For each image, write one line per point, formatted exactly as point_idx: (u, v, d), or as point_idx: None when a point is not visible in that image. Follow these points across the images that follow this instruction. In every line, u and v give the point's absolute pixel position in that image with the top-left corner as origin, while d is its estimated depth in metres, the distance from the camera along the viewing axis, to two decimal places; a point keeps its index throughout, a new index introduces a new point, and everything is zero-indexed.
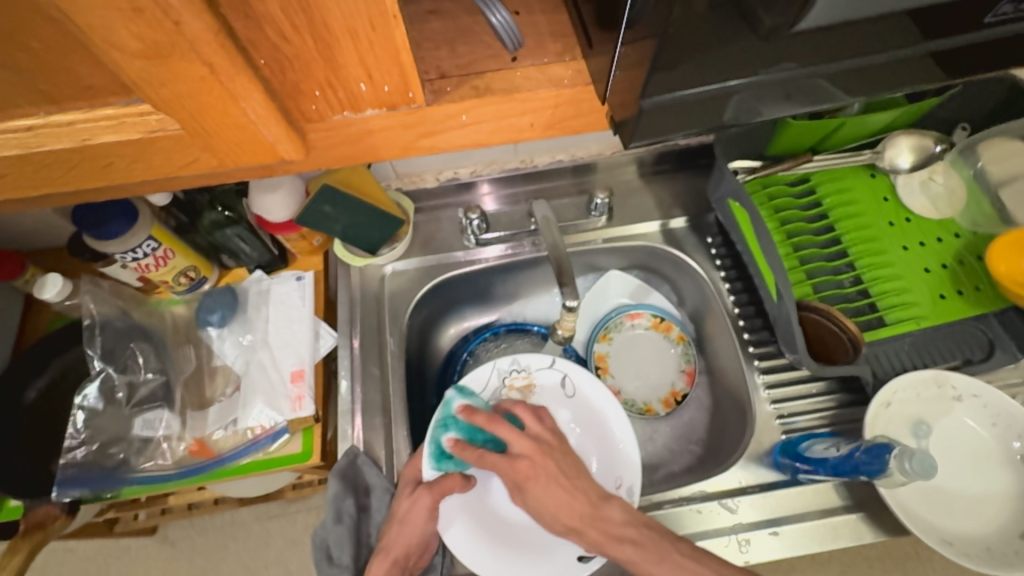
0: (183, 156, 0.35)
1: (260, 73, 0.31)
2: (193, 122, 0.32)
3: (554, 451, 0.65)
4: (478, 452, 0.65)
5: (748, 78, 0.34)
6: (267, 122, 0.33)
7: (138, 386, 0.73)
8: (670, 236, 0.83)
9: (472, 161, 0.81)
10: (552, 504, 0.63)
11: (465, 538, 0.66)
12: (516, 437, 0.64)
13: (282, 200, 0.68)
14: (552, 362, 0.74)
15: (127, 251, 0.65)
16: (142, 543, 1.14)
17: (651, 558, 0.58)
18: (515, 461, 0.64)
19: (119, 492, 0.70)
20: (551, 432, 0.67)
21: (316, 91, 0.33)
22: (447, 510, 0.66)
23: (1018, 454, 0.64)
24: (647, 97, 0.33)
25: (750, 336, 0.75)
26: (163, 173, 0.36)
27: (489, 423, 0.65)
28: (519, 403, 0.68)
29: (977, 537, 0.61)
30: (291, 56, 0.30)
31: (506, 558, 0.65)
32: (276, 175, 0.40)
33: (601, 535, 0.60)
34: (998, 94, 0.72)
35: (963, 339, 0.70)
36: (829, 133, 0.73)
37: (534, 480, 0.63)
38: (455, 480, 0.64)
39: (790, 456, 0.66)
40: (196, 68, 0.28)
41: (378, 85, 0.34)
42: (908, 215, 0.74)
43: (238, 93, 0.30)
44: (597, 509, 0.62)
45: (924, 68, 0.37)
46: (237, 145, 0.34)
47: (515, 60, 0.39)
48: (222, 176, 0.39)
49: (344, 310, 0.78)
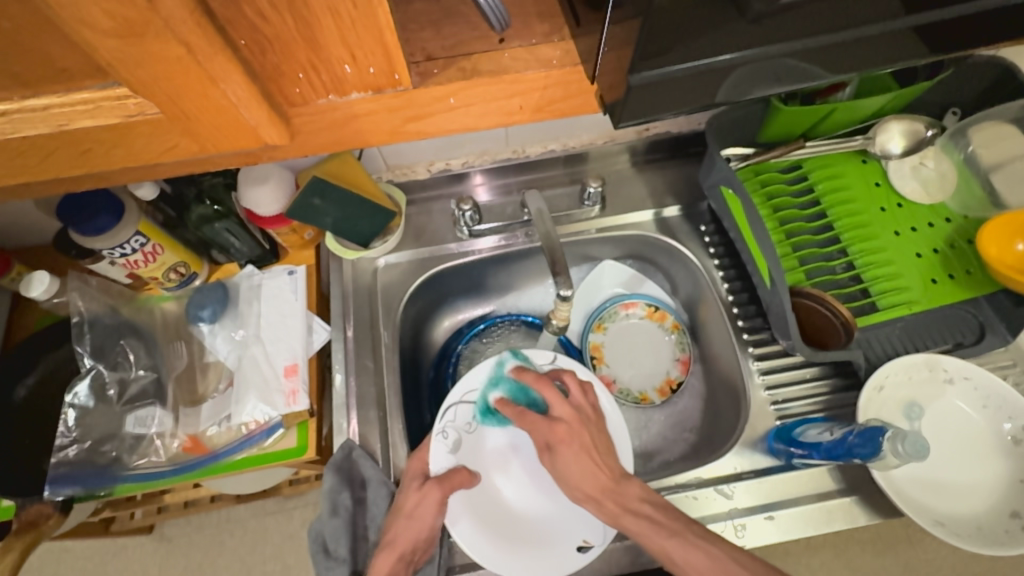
0: (163, 141, 0.34)
1: (240, 54, 0.30)
2: (172, 104, 0.31)
3: (589, 423, 0.66)
4: (517, 409, 0.67)
5: (740, 52, 0.34)
6: (248, 105, 0.32)
7: (128, 383, 0.72)
8: (663, 225, 0.82)
9: (463, 152, 0.81)
10: (577, 473, 0.63)
11: (474, 534, 0.64)
12: (558, 401, 0.66)
13: (271, 192, 0.67)
14: (554, 358, 0.73)
15: (115, 247, 0.64)
16: (139, 541, 1.14)
17: (662, 532, 0.59)
18: (554, 423, 0.64)
19: (112, 490, 0.69)
20: (592, 408, 0.67)
21: (299, 73, 0.33)
22: (455, 505, 0.66)
23: (1009, 435, 0.65)
24: (635, 73, 0.33)
25: (744, 324, 0.76)
26: (143, 160, 0.36)
27: (535, 383, 0.68)
28: (570, 373, 0.70)
29: (968, 517, 0.62)
30: (272, 35, 0.30)
31: (513, 551, 0.64)
32: (259, 161, 0.40)
33: (615, 511, 0.61)
34: (988, 78, 0.71)
35: (954, 322, 0.70)
36: (821, 119, 0.72)
37: (567, 445, 0.63)
38: (464, 475, 0.65)
39: (784, 441, 0.67)
40: (172, 48, 0.27)
41: (362, 67, 0.33)
42: (899, 200, 0.74)
43: (217, 74, 0.30)
44: (618, 485, 0.62)
45: (912, 42, 0.37)
46: (219, 130, 0.34)
47: (503, 41, 0.38)
48: (204, 163, 0.39)
49: (338, 304, 0.77)
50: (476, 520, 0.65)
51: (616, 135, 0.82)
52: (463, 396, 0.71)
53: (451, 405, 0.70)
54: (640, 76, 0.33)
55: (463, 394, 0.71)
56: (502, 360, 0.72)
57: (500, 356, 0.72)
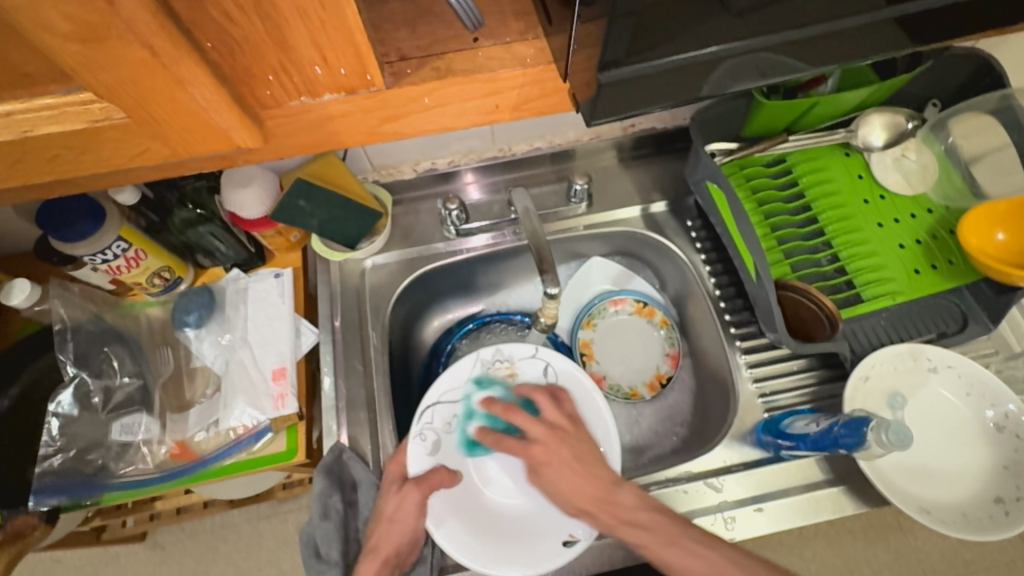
0: (132, 145, 0.34)
1: (208, 56, 0.30)
2: (139, 109, 0.31)
3: (568, 437, 0.66)
4: (496, 436, 0.69)
5: (723, 45, 0.34)
6: (218, 108, 0.32)
7: (114, 390, 0.71)
8: (650, 221, 0.83)
9: (449, 151, 0.80)
10: (566, 487, 0.63)
11: (458, 535, 0.64)
12: (530, 423, 0.67)
13: (255, 195, 0.67)
14: (536, 351, 0.72)
15: (96, 253, 0.63)
16: (132, 549, 1.13)
17: (659, 541, 0.59)
18: (530, 446, 0.66)
19: (99, 499, 0.69)
20: (570, 420, 0.68)
21: (270, 76, 0.33)
22: (437, 508, 0.65)
23: (991, 422, 0.66)
24: (605, 71, 0.33)
25: (732, 318, 0.76)
26: (114, 165, 0.35)
27: (506, 411, 0.69)
28: (538, 390, 0.69)
29: (953, 503, 0.63)
30: (239, 38, 0.29)
31: (496, 552, 0.64)
32: (235, 165, 0.39)
33: (613, 518, 0.61)
34: (967, 69, 0.72)
35: (937, 312, 0.71)
36: (804, 112, 0.73)
37: (547, 466, 0.65)
38: (443, 475, 0.66)
39: (772, 434, 0.67)
40: (135, 51, 0.27)
41: (333, 68, 0.33)
42: (882, 192, 0.75)
43: (184, 78, 0.29)
44: (610, 493, 0.62)
45: (881, 35, 0.37)
46: (189, 134, 0.34)
47: (477, 40, 0.38)
48: (179, 168, 0.38)
49: (325, 306, 0.77)
50: (458, 521, 0.65)
51: (601, 132, 0.82)
52: (440, 396, 0.71)
53: (427, 408, 0.70)
54: (614, 72, 0.33)
55: (441, 395, 0.71)
56: (482, 359, 0.72)
57: (477, 357, 0.72)
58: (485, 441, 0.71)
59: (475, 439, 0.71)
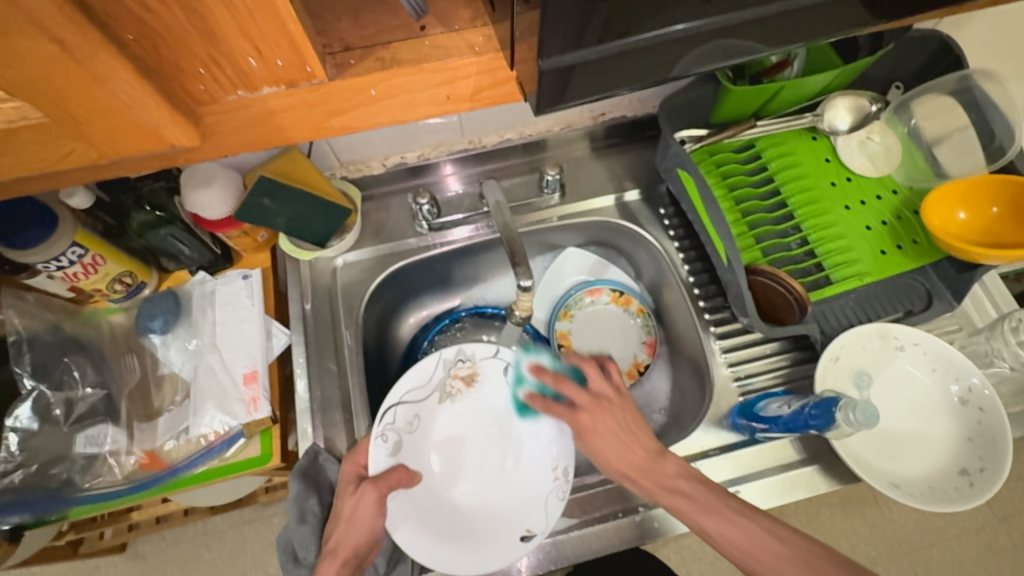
0: (56, 147, 0.33)
1: (129, 50, 0.29)
2: (56, 106, 0.30)
3: (614, 408, 0.65)
4: (545, 402, 0.68)
5: (694, 22, 0.33)
6: (144, 104, 0.31)
7: (76, 402, 0.69)
8: (624, 210, 0.83)
9: (419, 144, 0.79)
10: (610, 454, 0.63)
11: (415, 536, 0.64)
12: (579, 393, 0.66)
13: (217, 194, 0.65)
14: (497, 350, 0.71)
15: (50, 260, 0.61)
16: (112, 561, 1.11)
17: (696, 508, 0.58)
18: (577, 413, 0.66)
19: (65, 514, 0.67)
20: (617, 392, 0.67)
21: (200, 69, 0.32)
22: (392, 511, 0.64)
23: (957, 397, 0.68)
24: (545, 58, 0.31)
25: (706, 304, 0.77)
26: (38, 166, 0.34)
27: (555, 380, 0.68)
28: (586, 359, 0.68)
29: (921, 478, 0.65)
30: (161, 29, 0.28)
31: (455, 548, 0.64)
32: (173, 165, 0.38)
33: (653, 484, 0.61)
34: (927, 51, 0.73)
35: (903, 291, 0.72)
36: (773, 95, 0.72)
37: (593, 432, 0.64)
38: (402, 473, 0.65)
39: (747, 417, 0.68)
40: (43, 46, 0.26)
41: (269, 60, 0.32)
42: (849, 175, 0.76)
43: (101, 72, 0.28)
44: (654, 462, 0.62)
45: (832, 14, 0.36)
46: (115, 131, 0.33)
47: (423, 29, 0.37)
48: (113, 170, 0.37)
49: (295, 306, 0.75)
50: (412, 522, 0.65)
51: (572, 121, 0.81)
52: (402, 396, 0.69)
53: (388, 408, 0.68)
54: (583, 53, 0.32)
55: (403, 395, 0.69)
56: (443, 358, 0.71)
57: (439, 357, 0.71)
58: (443, 440, 0.70)
59: (434, 439, 0.70)
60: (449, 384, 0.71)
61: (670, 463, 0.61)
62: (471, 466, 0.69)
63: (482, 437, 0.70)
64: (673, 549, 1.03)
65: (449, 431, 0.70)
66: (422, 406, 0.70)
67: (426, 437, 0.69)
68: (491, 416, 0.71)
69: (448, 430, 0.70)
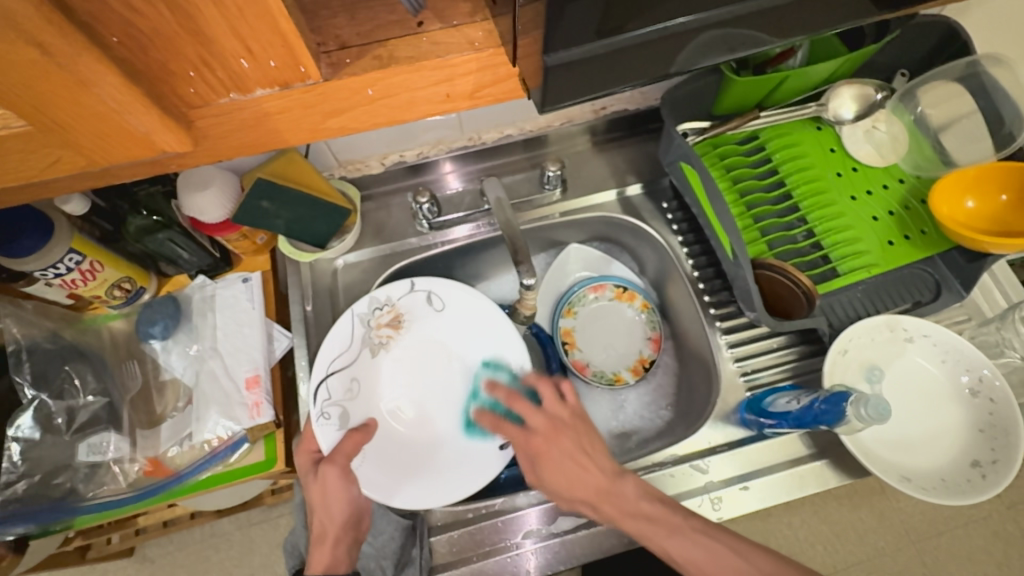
0: (42, 154, 0.32)
1: (114, 53, 0.28)
2: (41, 114, 0.29)
3: (569, 429, 0.63)
4: (494, 418, 0.66)
5: (695, 15, 0.32)
6: (133, 109, 0.30)
7: (78, 410, 0.68)
8: (627, 204, 0.82)
9: (417, 143, 0.78)
10: (566, 485, 0.61)
11: (408, 489, 0.64)
12: (532, 413, 0.64)
13: (215, 198, 0.64)
14: (413, 285, 0.71)
15: (47, 268, 0.60)
16: (120, 564, 1.10)
17: (661, 532, 0.57)
18: (531, 436, 0.64)
19: (70, 523, 0.67)
20: (571, 412, 0.65)
21: (191, 71, 0.31)
22: (365, 472, 0.64)
23: (967, 388, 0.67)
24: (551, 53, 0.30)
25: (711, 298, 0.76)
26: (24, 176, 0.34)
27: (508, 399, 0.66)
28: (545, 378, 0.66)
29: (932, 471, 0.64)
30: (148, 30, 0.28)
31: (445, 482, 0.65)
32: (166, 172, 0.38)
33: (615, 510, 0.59)
34: (935, 37, 0.72)
35: (912, 282, 0.71)
36: (775, 87, 0.71)
37: (547, 457, 0.62)
38: (352, 440, 0.63)
39: (755, 412, 0.67)
40: (24, 51, 0.25)
41: (261, 60, 0.31)
42: (854, 164, 0.75)
43: (86, 77, 0.27)
44: (613, 484, 0.60)
45: (843, 4, 0.35)
46: (103, 138, 0.32)
47: (422, 25, 0.36)
48: (106, 178, 0.37)
49: (297, 308, 0.75)
50: (389, 474, 0.65)
51: (572, 116, 0.80)
52: (329, 367, 0.67)
53: (320, 385, 0.66)
54: (586, 48, 0.31)
55: (330, 365, 0.67)
56: (358, 315, 0.69)
57: (353, 314, 0.69)
58: (393, 385, 0.69)
59: (383, 392, 0.69)
60: (375, 336, 0.70)
61: (629, 486, 0.60)
62: (428, 401, 0.69)
63: (428, 369, 0.70)
64: None
65: (390, 381, 0.69)
66: (355, 368, 0.68)
67: (373, 393, 0.68)
68: (430, 343, 0.71)
69: (394, 376, 0.70)
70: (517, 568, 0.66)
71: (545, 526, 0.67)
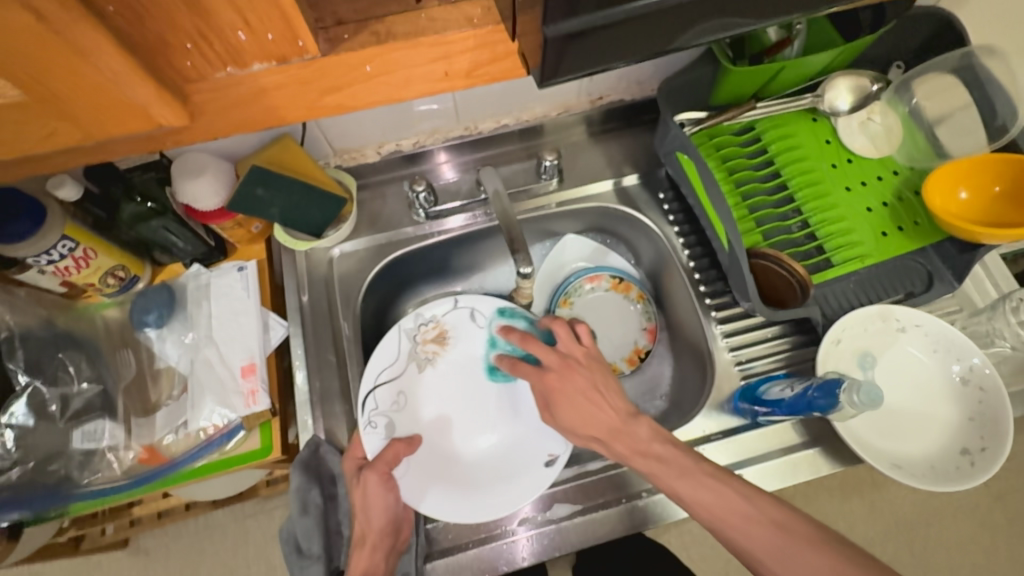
0: (36, 126, 0.32)
1: (110, 22, 0.28)
2: (36, 85, 0.29)
3: (582, 367, 0.64)
4: (512, 361, 0.69)
5: None
6: (129, 80, 0.30)
7: (72, 397, 0.68)
8: (623, 195, 0.82)
9: (414, 131, 0.77)
10: (579, 419, 0.62)
11: (439, 495, 0.66)
12: (544, 352, 0.66)
13: (209, 184, 0.63)
14: (457, 301, 0.74)
15: (40, 254, 0.59)
16: (114, 556, 1.10)
17: (672, 473, 0.57)
18: (544, 373, 0.65)
19: (65, 510, 0.67)
20: (586, 353, 0.66)
21: (188, 44, 0.31)
22: (407, 483, 0.66)
23: (960, 376, 0.68)
24: (551, 25, 0.30)
25: (707, 289, 0.76)
26: (18, 149, 0.33)
27: (521, 340, 0.68)
28: (558, 320, 0.67)
29: (922, 459, 0.65)
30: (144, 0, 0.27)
31: (483, 499, 0.66)
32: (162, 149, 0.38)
33: (627, 449, 0.60)
34: (929, 29, 0.72)
35: (905, 273, 0.72)
36: (772, 77, 0.71)
37: (560, 392, 0.63)
38: (397, 448, 0.65)
39: (748, 401, 0.68)
40: (17, 15, 0.25)
41: (259, 33, 0.31)
42: (849, 155, 0.75)
43: (81, 44, 0.27)
44: (626, 424, 0.61)
45: None
46: (98, 110, 0.32)
47: (420, 2, 0.36)
48: (99, 153, 0.36)
49: (294, 297, 0.75)
50: (428, 484, 0.66)
51: (569, 106, 0.80)
52: (377, 379, 0.70)
53: (367, 395, 0.68)
54: (584, 21, 0.31)
55: (377, 377, 0.70)
56: (405, 330, 0.73)
57: (400, 329, 0.73)
58: (438, 399, 0.72)
59: (428, 404, 0.71)
60: (422, 350, 0.73)
61: (643, 427, 0.60)
62: (475, 415, 0.71)
63: (476, 384, 0.72)
64: (674, 535, 1.08)
65: (434, 395, 0.72)
66: (401, 381, 0.71)
67: (418, 406, 0.71)
68: (476, 361, 0.73)
69: (439, 389, 0.72)
70: (512, 555, 0.66)
71: (541, 513, 0.67)
